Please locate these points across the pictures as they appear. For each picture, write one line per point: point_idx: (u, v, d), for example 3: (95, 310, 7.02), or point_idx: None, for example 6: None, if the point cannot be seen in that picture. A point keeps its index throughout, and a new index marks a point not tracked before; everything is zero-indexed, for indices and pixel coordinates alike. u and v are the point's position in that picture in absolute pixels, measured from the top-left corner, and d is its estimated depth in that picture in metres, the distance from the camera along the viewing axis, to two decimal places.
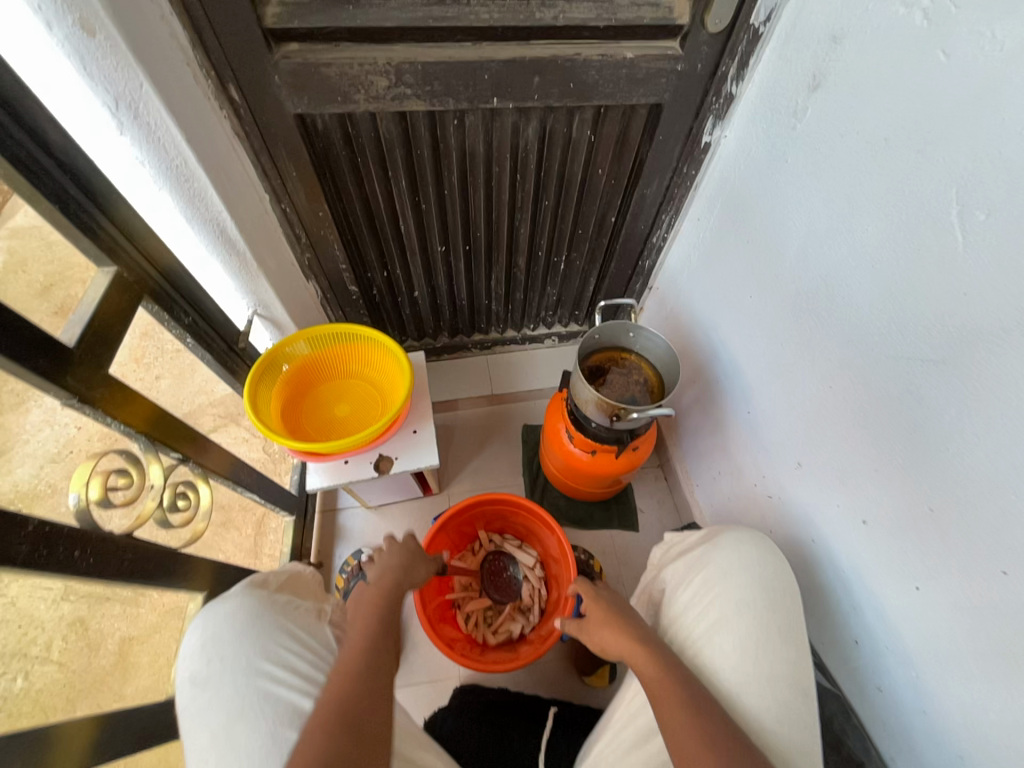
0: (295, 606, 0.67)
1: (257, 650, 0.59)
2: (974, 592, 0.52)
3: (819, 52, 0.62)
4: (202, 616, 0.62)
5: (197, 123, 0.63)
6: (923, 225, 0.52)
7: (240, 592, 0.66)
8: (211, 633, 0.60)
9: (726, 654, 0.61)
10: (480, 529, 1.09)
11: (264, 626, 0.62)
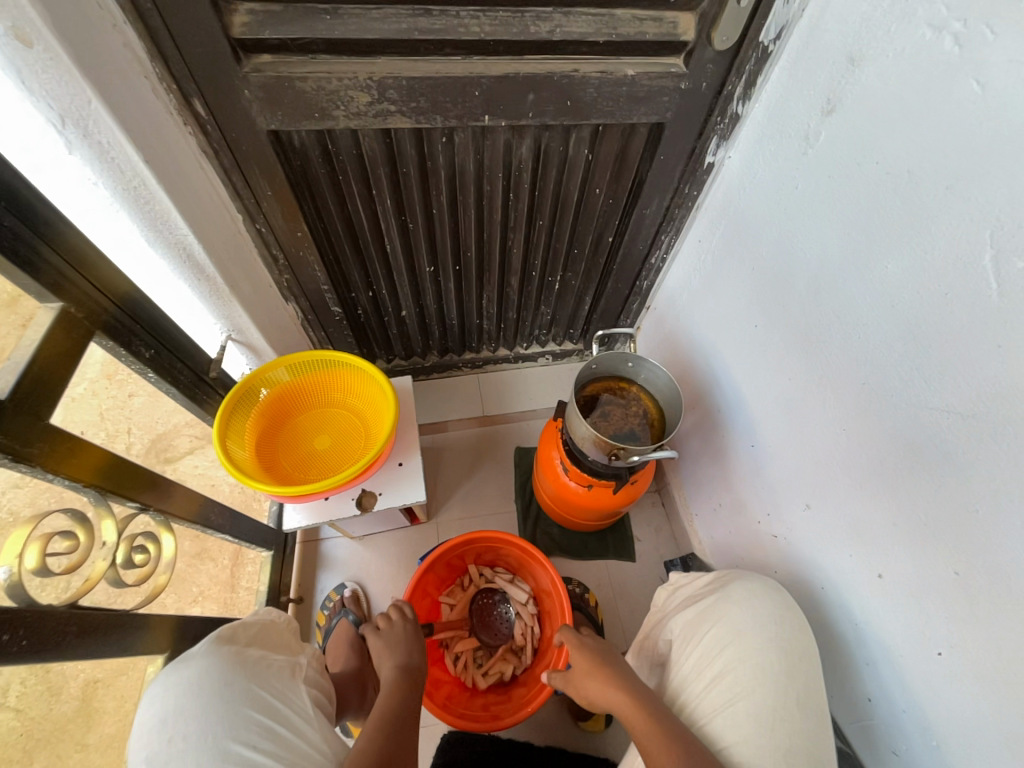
0: (266, 667, 0.62)
1: (226, 726, 0.52)
2: (1004, 667, 0.48)
3: (834, 75, 0.58)
4: (160, 685, 0.55)
5: (156, 141, 0.57)
6: (952, 268, 0.47)
7: (204, 652, 0.59)
8: (173, 706, 0.53)
9: (740, 723, 0.59)
10: (470, 562, 1.03)
11: (234, 696, 0.55)
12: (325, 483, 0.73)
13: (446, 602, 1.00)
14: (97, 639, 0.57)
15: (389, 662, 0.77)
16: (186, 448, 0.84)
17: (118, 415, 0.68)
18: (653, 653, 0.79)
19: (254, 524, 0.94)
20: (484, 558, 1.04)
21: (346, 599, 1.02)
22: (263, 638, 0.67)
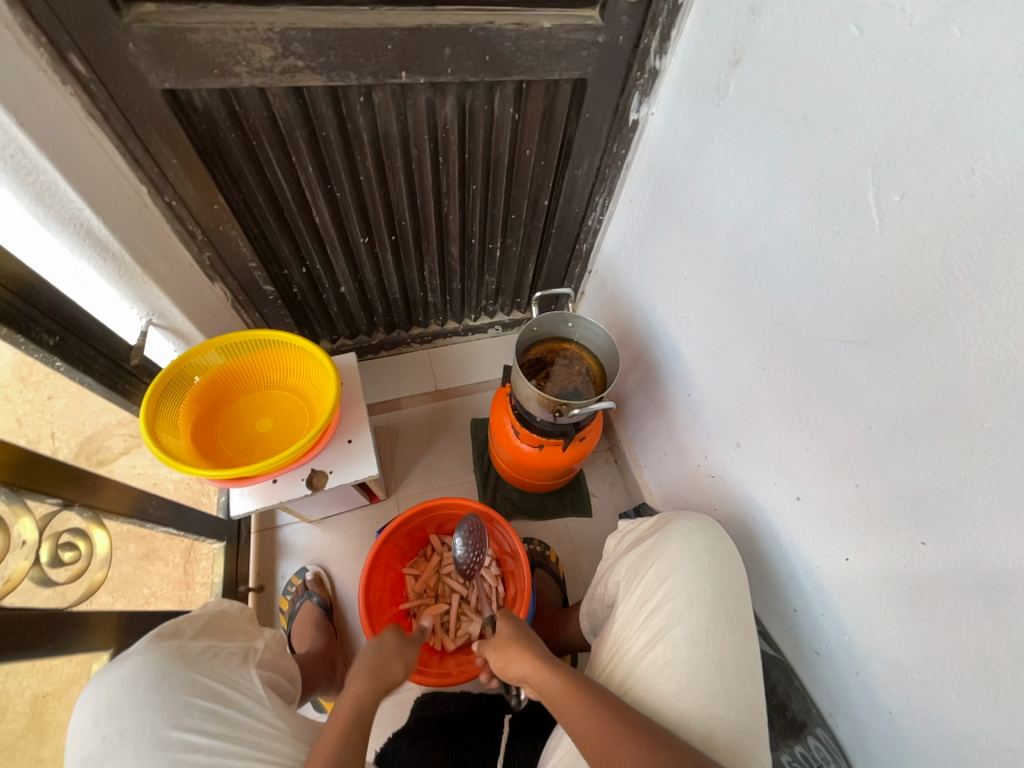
0: (213, 656, 0.61)
1: (163, 717, 0.53)
2: (897, 562, 0.54)
3: (738, 26, 0.60)
4: (95, 684, 0.54)
5: (28, 100, 0.52)
6: (843, 206, 0.51)
7: (142, 648, 0.57)
8: (107, 704, 0.52)
9: (679, 646, 0.65)
10: (431, 533, 1.05)
11: (171, 689, 0.54)
12: (269, 464, 0.71)
13: (410, 573, 1.03)
14: (32, 643, 0.54)
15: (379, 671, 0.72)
16: (120, 448, 0.81)
17: (38, 418, 0.65)
18: (599, 600, 0.84)
19: (202, 516, 0.91)
20: (444, 527, 1.05)
21: (309, 582, 1.01)
22: (213, 626, 0.65)
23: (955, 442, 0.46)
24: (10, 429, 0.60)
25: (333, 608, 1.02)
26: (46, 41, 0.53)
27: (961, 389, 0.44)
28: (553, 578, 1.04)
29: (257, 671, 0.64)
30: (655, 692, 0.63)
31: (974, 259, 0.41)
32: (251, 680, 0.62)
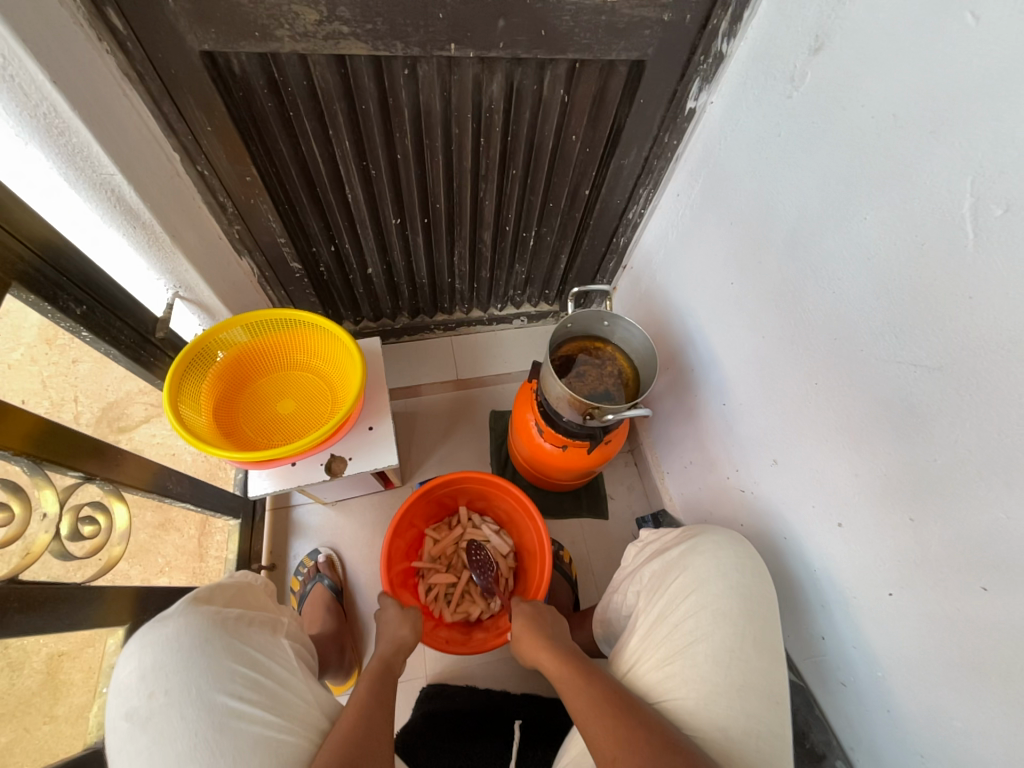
0: (248, 624, 0.60)
1: (210, 678, 0.52)
2: (949, 605, 0.51)
3: (822, 8, 0.54)
4: (138, 642, 0.54)
5: (61, 54, 0.49)
6: (931, 216, 0.47)
7: (181, 611, 0.57)
8: (152, 662, 0.52)
9: (699, 664, 0.62)
10: (462, 502, 1.04)
11: (214, 653, 0.54)
12: (290, 449, 0.69)
13: (430, 535, 1.01)
14: (50, 614, 0.54)
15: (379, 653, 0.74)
16: (140, 417, 0.80)
17: (62, 383, 0.64)
18: (614, 607, 0.82)
19: (219, 492, 0.90)
20: (476, 502, 1.05)
21: (321, 564, 1.01)
22: (244, 598, 0.65)
23: None
24: (33, 395, 0.59)
25: (344, 591, 1.02)
26: None
27: None
28: (567, 579, 1.03)
29: (288, 642, 0.64)
30: (674, 707, 0.61)
31: None
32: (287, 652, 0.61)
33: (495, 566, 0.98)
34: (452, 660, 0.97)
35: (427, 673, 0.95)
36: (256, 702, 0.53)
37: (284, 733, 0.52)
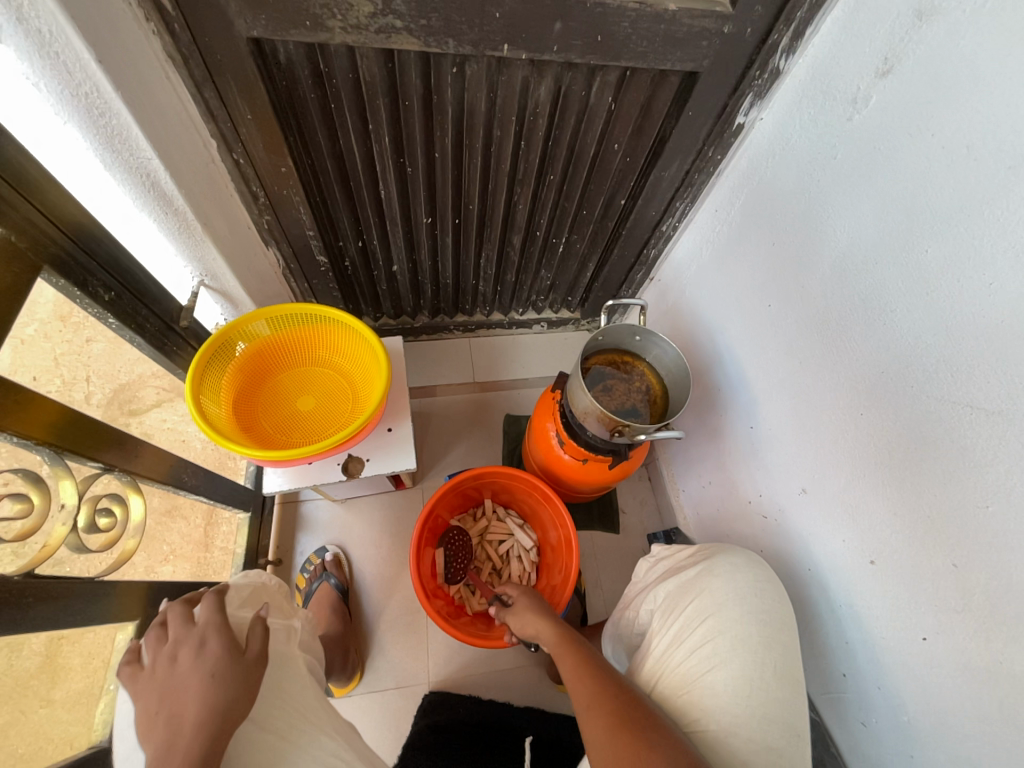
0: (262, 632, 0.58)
1: None
2: (991, 658, 0.49)
3: (896, 30, 0.52)
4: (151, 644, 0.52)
5: (111, 36, 0.48)
6: (1002, 255, 0.45)
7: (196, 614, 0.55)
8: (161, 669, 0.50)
9: (717, 693, 0.61)
10: (487, 496, 1.03)
11: None
12: (310, 449, 0.68)
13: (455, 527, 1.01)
14: (60, 608, 0.52)
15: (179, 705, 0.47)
16: (152, 400, 0.77)
17: (75, 362, 0.60)
18: (626, 624, 0.80)
19: (230, 485, 0.89)
20: (500, 496, 1.03)
21: (328, 563, 0.99)
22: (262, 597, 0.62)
23: None
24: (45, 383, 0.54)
25: (349, 591, 1.00)
26: None
27: None
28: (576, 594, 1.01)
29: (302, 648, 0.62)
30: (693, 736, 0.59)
31: None
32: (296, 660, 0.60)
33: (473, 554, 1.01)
34: (455, 668, 0.95)
35: (430, 679, 0.94)
36: (269, 719, 0.51)
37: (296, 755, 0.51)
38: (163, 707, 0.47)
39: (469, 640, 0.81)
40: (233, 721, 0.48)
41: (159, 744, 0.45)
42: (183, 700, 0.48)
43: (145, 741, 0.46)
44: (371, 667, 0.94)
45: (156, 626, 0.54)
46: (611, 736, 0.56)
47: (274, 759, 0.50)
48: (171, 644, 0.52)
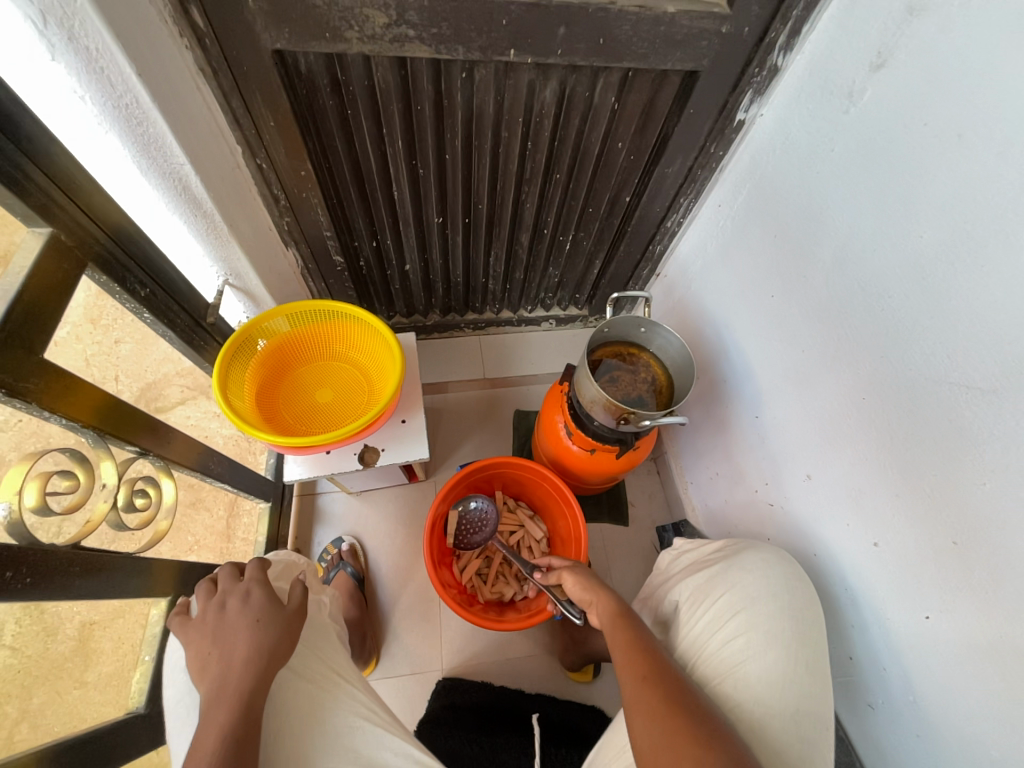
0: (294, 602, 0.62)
1: None
2: (993, 634, 0.50)
3: (888, 25, 0.54)
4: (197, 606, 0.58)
5: (148, 50, 0.52)
6: (994, 237, 0.46)
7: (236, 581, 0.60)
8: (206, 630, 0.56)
9: (751, 686, 0.60)
10: (498, 488, 1.06)
11: None
12: (328, 437, 0.71)
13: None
14: (102, 580, 0.56)
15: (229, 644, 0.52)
16: (177, 398, 0.80)
17: (104, 362, 0.64)
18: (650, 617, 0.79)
19: (252, 475, 0.93)
20: (511, 488, 1.06)
21: (345, 552, 1.03)
22: (290, 574, 0.67)
23: None
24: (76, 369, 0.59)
25: (365, 580, 1.03)
26: None
27: None
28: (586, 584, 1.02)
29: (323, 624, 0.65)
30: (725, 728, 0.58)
31: None
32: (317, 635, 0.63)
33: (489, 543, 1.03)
34: (468, 655, 0.98)
35: (444, 665, 0.97)
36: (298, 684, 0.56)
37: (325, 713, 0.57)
38: (214, 649, 0.51)
39: (481, 621, 0.84)
40: (278, 660, 0.52)
41: (213, 680, 0.49)
42: (231, 642, 0.52)
43: (199, 679, 0.50)
44: (387, 653, 0.98)
45: (207, 581, 0.57)
46: (661, 707, 0.55)
47: (307, 717, 0.56)
48: (219, 597, 0.56)
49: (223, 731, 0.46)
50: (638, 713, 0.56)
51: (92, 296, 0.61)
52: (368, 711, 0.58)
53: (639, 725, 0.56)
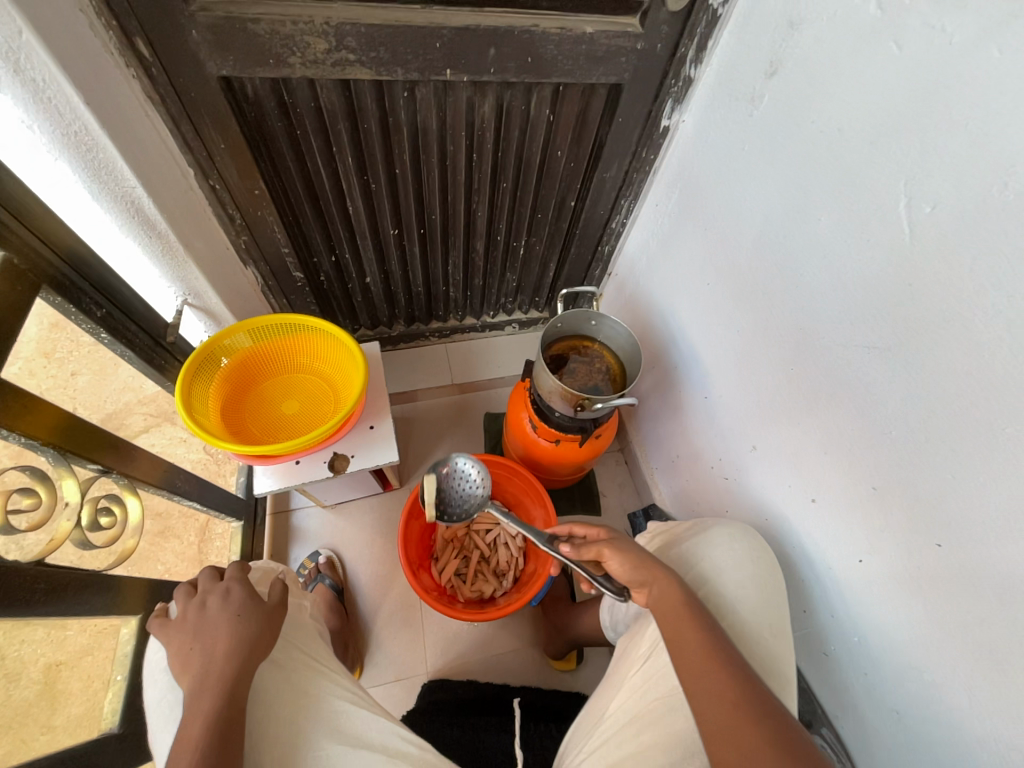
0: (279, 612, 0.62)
1: None
2: (913, 566, 0.55)
3: (775, 39, 0.62)
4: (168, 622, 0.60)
5: (95, 81, 0.54)
6: (873, 215, 0.53)
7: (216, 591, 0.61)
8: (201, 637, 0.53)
9: None
10: None
11: None
12: (295, 444, 0.73)
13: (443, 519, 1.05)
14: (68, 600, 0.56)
15: (211, 636, 0.54)
16: (140, 426, 0.80)
17: (61, 395, 0.64)
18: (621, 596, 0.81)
19: (221, 494, 0.93)
20: None
21: (322, 565, 1.03)
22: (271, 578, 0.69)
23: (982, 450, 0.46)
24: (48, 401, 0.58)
25: (345, 592, 1.03)
26: (115, 24, 0.56)
27: (989, 392, 0.45)
28: (563, 574, 1.05)
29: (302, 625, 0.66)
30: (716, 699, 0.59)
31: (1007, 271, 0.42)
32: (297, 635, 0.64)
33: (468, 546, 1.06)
34: (452, 655, 0.99)
35: (429, 669, 0.98)
36: (277, 681, 0.57)
37: (313, 702, 0.57)
38: (196, 643, 0.54)
39: (460, 614, 0.86)
40: (261, 649, 0.55)
41: (196, 671, 0.52)
42: (212, 637, 0.54)
43: (181, 675, 0.52)
44: (371, 661, 0.98)
45: (186, 583, 0.60)
46: (761, 747, 0.48)
47: (296, 704, 0.56)
48: (200, 596, 0.58)
49: (209, 718, 0.48)
50: (728, 747, 0.49)
51: (46, 328, 0.61)
52: (354, 695, 0.60)
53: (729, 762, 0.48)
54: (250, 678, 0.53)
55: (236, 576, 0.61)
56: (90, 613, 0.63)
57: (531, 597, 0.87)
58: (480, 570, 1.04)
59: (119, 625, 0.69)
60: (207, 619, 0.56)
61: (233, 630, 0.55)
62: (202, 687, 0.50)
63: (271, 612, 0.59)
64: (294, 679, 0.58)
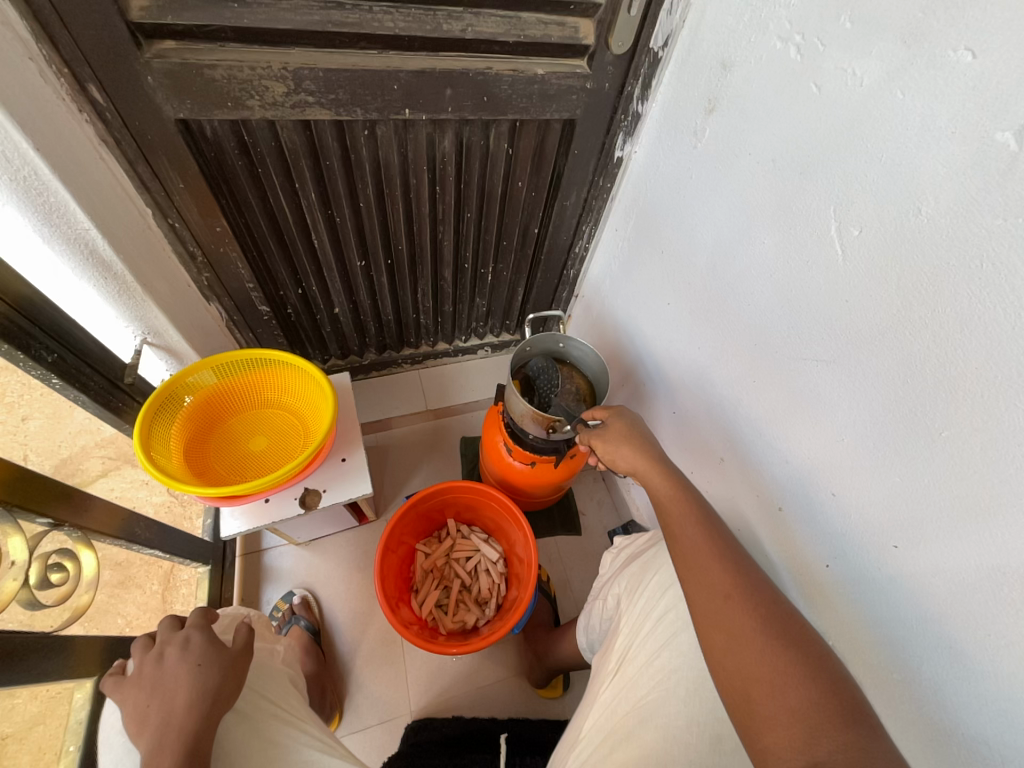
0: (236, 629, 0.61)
1: None
2: (872, 566, 0.56)
3: (711, 78, 0.67)
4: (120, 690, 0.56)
5: (48, 128, 0.54)
6: (809, 236, 0.57)
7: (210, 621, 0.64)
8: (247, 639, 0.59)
9: (685, 652, 0.59)
10: (449, 515, 1.07)
11: None
12: (264, 483, 0.71)
13: (421, 550, 1.04)
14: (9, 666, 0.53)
15: (168, 691, 0.51)
16: (98, 471, 0.78)
17: (11, 442, 0.62)
18: (595, 615, 0.78)
19: (185, 538, 0.89)
20: (462, 514, 1.08)
21: (296, 606, 0.99)
22: (237, 626, 0.66)
23: (921, 453, 0.49)
24: None
25: (321, 632, 0.99)
26: (68, 73, 0.56)
27: (921, 398, 0.48)
28: (546, 597, 1.04)
29: (271, 674, 0.63)
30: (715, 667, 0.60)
31: (926, 288, 0.46)
32: (266, 685, 0.61)
33: (450, 576, 1.04)
34: (435, 692, 0.96)
35: (413, 707, 0.94)
36: (244, 738, 0.53)
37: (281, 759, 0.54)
38: (152, 700, 0.51)
39: (444, 648, 0.83)
40: (223, 701, 0.52)
41: (153, 733, 0.48)
42: (172, 690, 0.51)
43: (137, 736, 0.49)
44: (351, 705, 0.94)
45: (144, 635, 0.57)
46: (750, 630, 0.50)
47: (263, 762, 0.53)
48: (157, 649, 0.55)
49: None
50: (716, 630, 0.52)
51: None
52: (324, 746, 0.57)
53: (719, 646, 0.51)
54: (211, 737, 0.50)
55: (201, 623, 0.59)
56: (39, 680, 0.59)
57: (513, 623, 0.84)
58: (461, 599, 1.03)
59: (73, 688, 0.65)
60: (164, 674, 0.53)
61: (193, 684, 0.52)
62: (160, 748, 0.47)
63: (233, 661, 0.56)
64: (262, 736, 0.55)
